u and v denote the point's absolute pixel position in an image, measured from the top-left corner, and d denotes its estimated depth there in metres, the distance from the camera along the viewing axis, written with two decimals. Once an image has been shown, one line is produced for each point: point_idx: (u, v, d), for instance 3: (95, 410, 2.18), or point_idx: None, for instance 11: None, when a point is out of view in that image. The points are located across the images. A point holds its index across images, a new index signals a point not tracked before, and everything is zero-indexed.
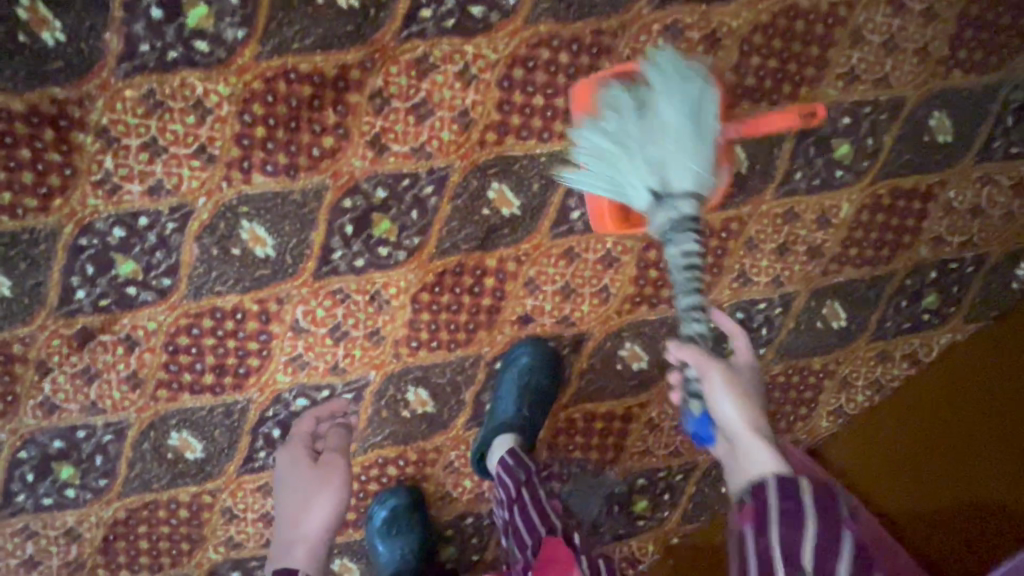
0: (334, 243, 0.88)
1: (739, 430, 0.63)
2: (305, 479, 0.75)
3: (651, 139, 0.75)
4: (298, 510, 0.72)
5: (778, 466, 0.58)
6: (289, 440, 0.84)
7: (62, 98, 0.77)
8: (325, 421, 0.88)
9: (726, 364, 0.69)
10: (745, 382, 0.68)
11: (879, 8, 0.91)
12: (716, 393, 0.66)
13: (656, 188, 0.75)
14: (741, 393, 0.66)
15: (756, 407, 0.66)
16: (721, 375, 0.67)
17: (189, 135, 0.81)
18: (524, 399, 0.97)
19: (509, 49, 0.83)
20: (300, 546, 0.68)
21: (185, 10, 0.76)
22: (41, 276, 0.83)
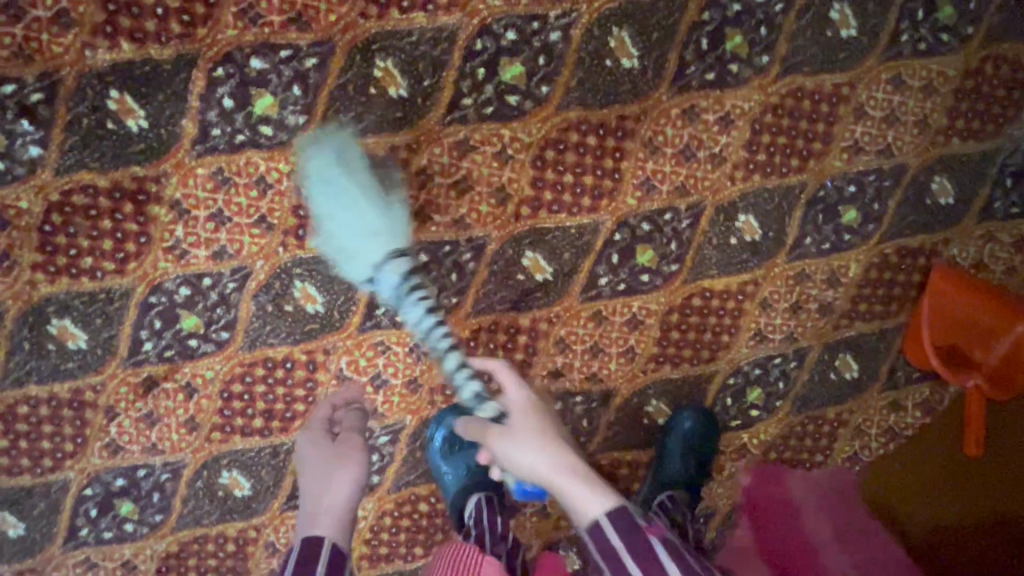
0: (378, 301, 0.97)
1: (544, 480, 0.73)
2: (326, 456, 0.89)
3: (351, 208, 0.87)
4: (323, 483, 0.84)
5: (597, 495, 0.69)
6: (308, 428, 0.96)
7: (142, 175, 0.86)
8: (341, 408, 0.98)
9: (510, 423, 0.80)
10: (531, 426, 0.80)
11: (879, 86, 1.00)
12: (507, 454, 0.77)
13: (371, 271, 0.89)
14: (530, 441, 0.76)
15: (553, 444, 0.76)
16: (496, 444, 0.79)
17: (252, 207, 0.90)
18: (690, 459, 1.08)
19: (542, 132, 0.94)
20: (324, 518, 0.79)
21: (253, 100, 0.86)
22: (114, 331, 0.92)
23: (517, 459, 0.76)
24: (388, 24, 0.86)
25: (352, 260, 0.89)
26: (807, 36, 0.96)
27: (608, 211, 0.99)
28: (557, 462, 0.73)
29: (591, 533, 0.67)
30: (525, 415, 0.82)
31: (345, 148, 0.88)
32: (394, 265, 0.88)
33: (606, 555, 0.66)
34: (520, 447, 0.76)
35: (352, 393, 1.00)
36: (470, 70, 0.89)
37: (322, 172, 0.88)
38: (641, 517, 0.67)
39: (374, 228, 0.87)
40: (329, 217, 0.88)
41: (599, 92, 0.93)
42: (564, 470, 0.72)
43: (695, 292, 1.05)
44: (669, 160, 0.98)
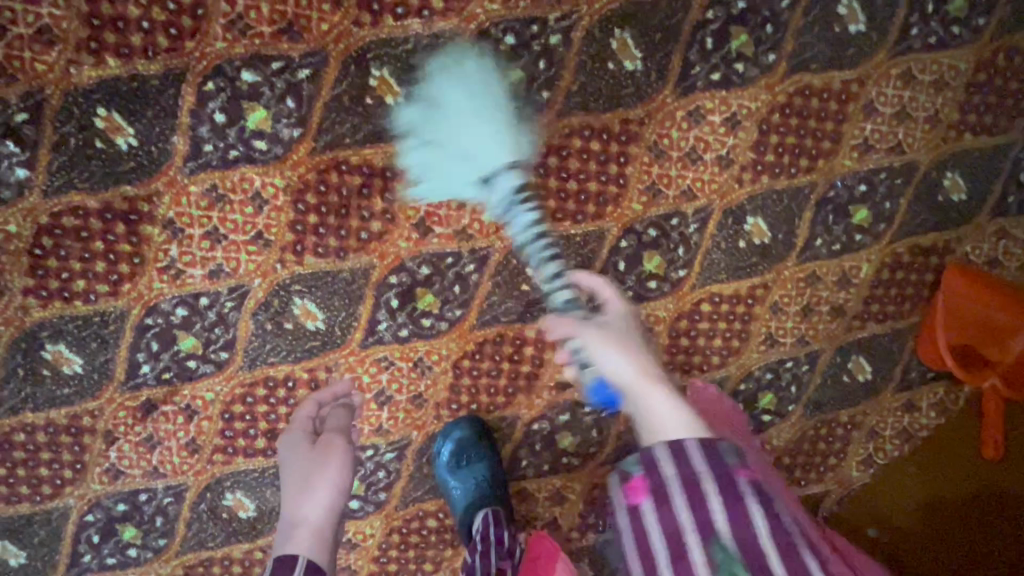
0: (380, 316, 0.94)
1: (628, 379, 0.70)
2: (306, 460, 0.84)
3: (454, 124, 0.83)
4: (301, 490, 0.80)
5: (678, 418, 0.65)
6: (290, 430, 0.91)
7: (133, 195, 0.84)
8: (327, 405, 0.94)
9: (598, 325, 0.77)
10: (616, 335, 0.76)
11: (889, 82, 0.97)
12: (599, 350, 0.73)
13: (479, 176, 0.83)
14: (619, 345, 0.74)
15: (646, 360, 0.73)
16: (595, 337, 0.74)
17: (248, 224, 0.87)
18: None
19: (545, 139, 0.91)
20: (301, 529, 0.75)
21: (246, 114, 0.83)
22: (110, 354, 0.90)
23: (606, 357, 0.72)
24: (383, 31, 0.83)
25: (431, 176, 0.88)
26: (814, 33, 0.93)
27: (614, 217, 0.96)
28: (637, 370, 0.71)
29: (669, 450, 0.60)
30: (605, 328, 0.77)
31: (461, 73, 0.85)
32: (509, 173, 0.83)
33: (683, 479, 0.59)
34: (612, 347, 0.73)
35: (341, 387, 0.96)
36: (469, 77, 0.86)
37: (440, 99, 0.85)
38: (733, 455, 0.60)
39: (495, 145, 0.83)
40: (430, 145, 0.86)
41: (602, 95, 0.90)
42: (657, 383, 0.69)
43: (704, 297, 1.03)
44: (674, 163, 0.95)
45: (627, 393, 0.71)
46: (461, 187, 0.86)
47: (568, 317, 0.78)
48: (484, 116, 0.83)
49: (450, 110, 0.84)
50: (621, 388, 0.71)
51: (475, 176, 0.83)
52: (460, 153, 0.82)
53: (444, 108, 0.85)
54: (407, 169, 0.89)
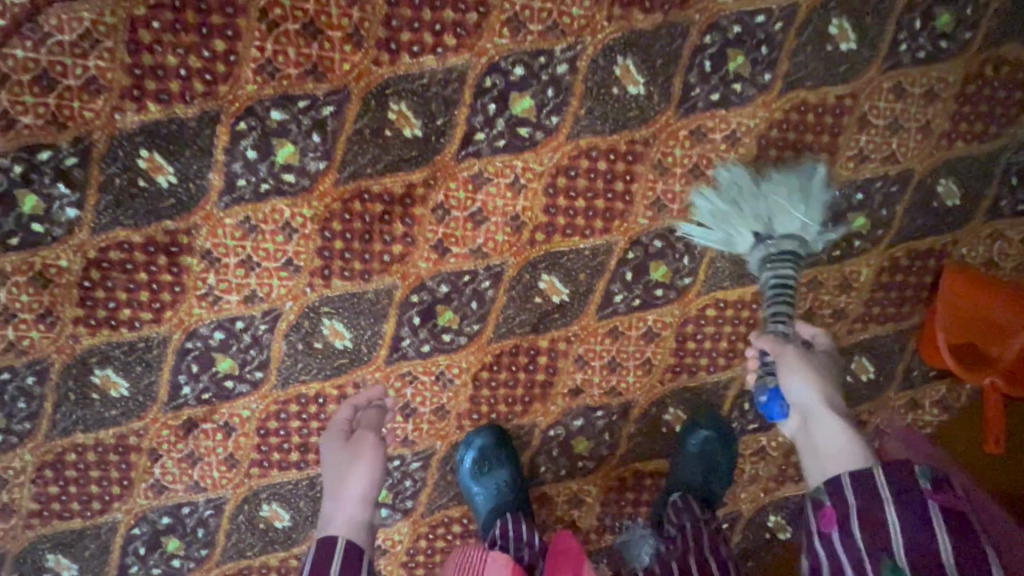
0: (403, 333, 1.00)
1: (811, 407, 0.78)
2: (341, 456, 0.87)
3: (760, 198, 0.98)
4: (339, 482, 0.82)
5: (845, 435, 0.73)
6: (328, 430, 0.95)
7: (173, 228, 0.90)
8: (362, 407, 0.97)
9: (798, 349, 0.86)
10: (818, 365, 0.85)
11: (881, 96, 1.01)
12: (790, 374, 0.83)
13: (759, 232, 0.97)
14: (817, 376, 0.82)
15: (831, 391, 0.80)
16: (795, 360, 0.84)
17: (279, 251, 0.93)
18: (699, 463, 1.08)
19: (554, 161, 0.96)
20: (339, 517, 0.77)
21: (275, 149, 0.89)
22: (154, 377, 0.96)
23: (802, 381, 0.81)
24: (401, 68, 0.88)
25: (724, 222, 0.99)
26: (808, 52, 0.98)
27: (621, 232, 1.01)
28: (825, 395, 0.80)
29: (855, 484, 0.68)
30: (809, 360, 0.84)
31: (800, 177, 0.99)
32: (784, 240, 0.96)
33: (862, 511, 0.66)
34: (806, 375, 0.82)
35: (374, 393, 0.99)
36: (482, 106, 0.92)
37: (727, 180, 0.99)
38: (925, 479, 0.66)
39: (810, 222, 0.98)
40: (727, 206, 0.99)
41: (608, 118, 0.96)
42: (835, 411, 0.77)
43: (709, 304, 1.07)
44: (678, 179, 1.00)
45: (804, 416, 0.79)
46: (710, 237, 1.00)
47: (769, 339, 0.89)
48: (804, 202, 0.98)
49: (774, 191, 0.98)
50: (799, 412, 0.80)
51: (754, 229, 0.98)
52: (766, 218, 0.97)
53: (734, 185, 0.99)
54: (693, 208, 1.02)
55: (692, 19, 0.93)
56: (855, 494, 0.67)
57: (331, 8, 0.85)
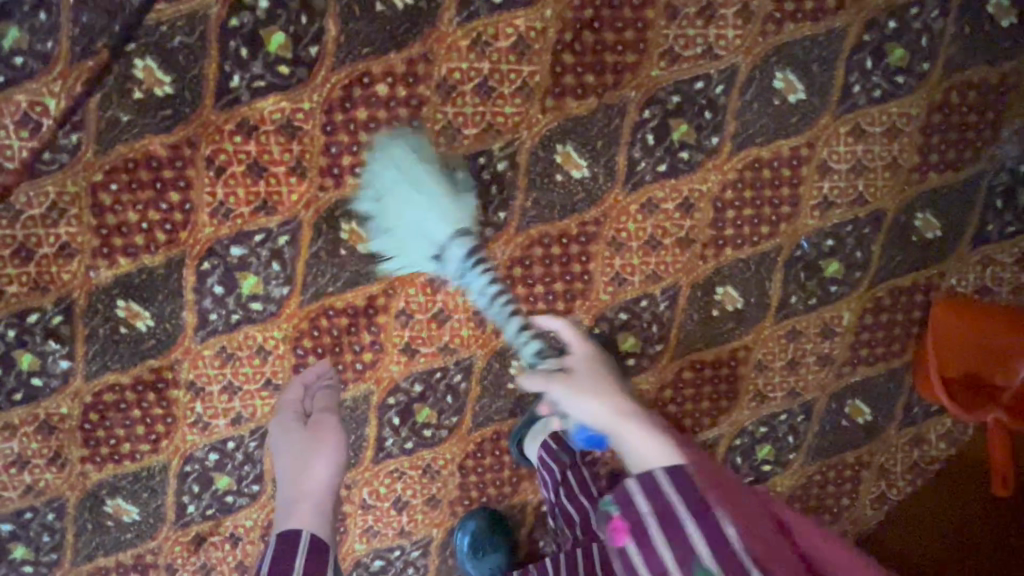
0: (385, 433, 1.03)
1: (610, 424, 0.62)
2: (299, 442, 0.80)
3: (401, 214, 0.86)
4: (300, 466, 0.76)
5: (660, 444, 0.57)
6: (279, 412, 0.87)
7: (158, 366, 0.96)
8: (312, 388, 0.91)
9: (563, 372, 0.69)
10: (594, 379, 0.67)
11: (839, 140, 0.98)
12: (569, 403, 0.66)
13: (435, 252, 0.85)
14: (595, 388, 0.66)
15: (618, 395, 0.65)
16: (564, 388, 0.67)
17: (258, 373, 0.98)
18: None
19: (508, 253, 0.97)
20: (303, 505, 0.71)
21: (240, 282, 0.93)
22: (160, 500, 1.02)
23: (582, 408, 0.65)
24: (346, 191, 0.91)
25: (407, 250, 0.88)
26: (755, 109, 0.96)
27: (584, 309, 1.01)
28: (619, 411, 0.62)
29: (668, 479, 0.53)
30: (591, 370, 0.69)
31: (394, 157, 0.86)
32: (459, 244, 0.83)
33: (653, 518, 0.52)
34: (589, 393, 0.66)
35: (323, 369, 0.94)
36: None
37: (384, 152, 0.88)
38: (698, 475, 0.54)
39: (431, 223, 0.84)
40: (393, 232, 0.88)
41: (556, 206, 0.96)
42: (638, 421, 0.61)
43: (686, 366, 1.06)
44: (636, 253, 0.99)
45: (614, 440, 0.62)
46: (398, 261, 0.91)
47: (538, 373, 0.70)
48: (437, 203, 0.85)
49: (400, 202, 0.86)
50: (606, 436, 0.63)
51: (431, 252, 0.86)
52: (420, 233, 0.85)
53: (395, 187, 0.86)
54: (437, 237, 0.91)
55: (628, 97, 0.93)
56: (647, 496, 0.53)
57: (273, 146, 0.88)
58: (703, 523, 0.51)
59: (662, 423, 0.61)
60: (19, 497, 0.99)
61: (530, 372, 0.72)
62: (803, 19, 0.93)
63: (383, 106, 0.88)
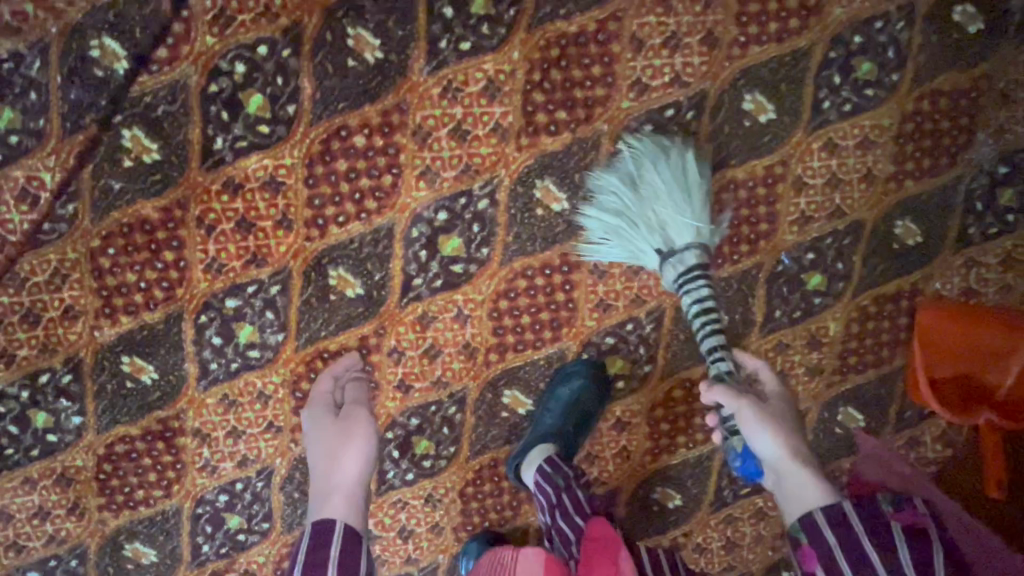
0: (386, 466, 1.06)
1: (780, 466, 0.79)
2: (333, 433, 0.90)
3: (647, 207, 0.92)
4: (333, 460, 0.86)
5: (819, 489, 0.75)
6: (312, 404, 0.96)
7: (164, 416, 1.00)
8: (343, 378, 0.98)
9: (756, 403, 0.83)
10: (776, 416, 0.83)
11: (813, 156, 0.99)
12: (754, 433, 0.82)
13: (663, 248, 0.91)
14: (777, 427, 0.81)
15: (791, 435, 0.82)
16: (753, 415, 0.82)
17: (260, 417, 1.02)
18: (571, 417, 1.01)
19: (492, 287, 0.99)
20: (336, 496, 0.81)
21: (236, 332, 0.97)
22: (176, 541, 1.06)
23: (767, 441, 0.81)
24: (332, 239, 0.94)
25: (630, 239, 0.94)
26: (726, 131, 0.97)
27: (572, 336, 1.03)
28: (793, 451, 0.80)
29: (829, 518, 0.73)
30: (763, 413, 0.83)
31: (668, 161, 0.92)
32: (685, 254, 0.89)
33: (843, 540, 0.71)
34: (773, 429, 0.81)
35: (352, 361, 0.99)
36: (414, 254, 0.96)
37: (638, 150, 0.94)
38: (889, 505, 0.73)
39: (681, 220, 0.91)
40: (625, 218, 0.94)
41: (537, 239, 0.98)
42: (804, 463, 0.79)
43: (677, 384, 1.08)
44: (618, 278, 1.01)
45: (774, 474, 0.80)
46: (614, 251, 0.97)
47: (727, 389, 0.85)
48: (686, 203, 0.91)
49: (649, 198, 0.92)
50: (772, 472, 0.80)
51: (657, 246, 0.92)
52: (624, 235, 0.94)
53: (619, 190, 0.94)
54: (584, 229, 0.98)
55: (600, 130, 0.95)
56: (829, 525, 0.72)
57: (259, 202, 0.92)
58: (873, 539, 0.70)
59: (818, 469, 0.79)
60: (43, 546, 1.03)
61: (722, 387, 0.84)
62: (768, 41, 0.94)
63: (362, 156, 0.91)
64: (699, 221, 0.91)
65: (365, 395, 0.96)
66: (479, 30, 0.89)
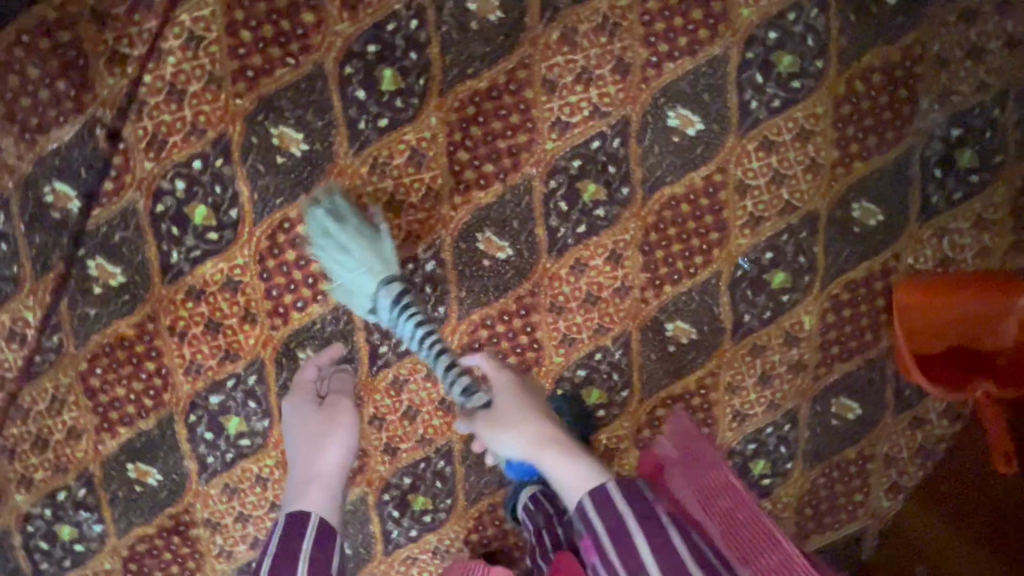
0: (389, 526, 1.09)
1: (534, 458, 0.85)
2: (318, 420, 0.93)
3: (334, 271, 0.91)
4: (314, 449, 0.90)
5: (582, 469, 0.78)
6: (293, 390, 0.97)
7: (175, 511, 1.06)
8: (327, 367, 0.99)
9: (484, 411, 0.91)
10: (510, 410, 0.90)
11: (750, 158, 0.98)
12: (499, 439, 0.89)
13: (370, 305, 0.91)
14: (516, 421, 0.88)
15: (532, 424, 0.88)
16: (489, 429, 0.90)
17: (262, 499, 1.06)
18: None
19: (456, 341, 1.02)
20: (316, 485, 0.85)
21: (225, 424, 1.02)
22: None
23: (567, 474, 0.78)
24: (295, 324, 0.99)
25: (353, 297, 0.92)
26: (657, 151, 0.97)
27: (543, 375, 1.04)
28: (537, 440, 0.85)
29: (594, 500, 0.71)
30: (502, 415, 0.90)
31: (317, 215, 0.92)
32: (388, 289, 0.88)
33: (609, 527, 0.68)
34: (508, 425, 0.88)
35: (335, 352, 0.99)
36: (375, 324, 1.00)
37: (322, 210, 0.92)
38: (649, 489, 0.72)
39: (353, 276, 0.90)
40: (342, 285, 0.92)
41: (489, 288, 1.00)
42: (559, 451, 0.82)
43: (659, 404, 1.07)
44: (578, 311, 1.02)
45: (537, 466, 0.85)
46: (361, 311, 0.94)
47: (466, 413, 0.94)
48: (353, 252, 0.90)
49: (345, 238, 0.90)
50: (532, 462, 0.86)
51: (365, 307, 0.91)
52: (349, 296, 0.91)
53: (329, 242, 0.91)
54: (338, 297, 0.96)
55: (530, 174, 0.96)
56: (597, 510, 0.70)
57: (222, 303, 0.97)
58: (648, 532, 0.67)
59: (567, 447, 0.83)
60: None
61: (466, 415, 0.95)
62: (681, 56, 0.94)
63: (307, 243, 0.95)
64: (371, 264, 0.89)
65: (350, 385, 0.99)
66: (393, 105, 0.92)
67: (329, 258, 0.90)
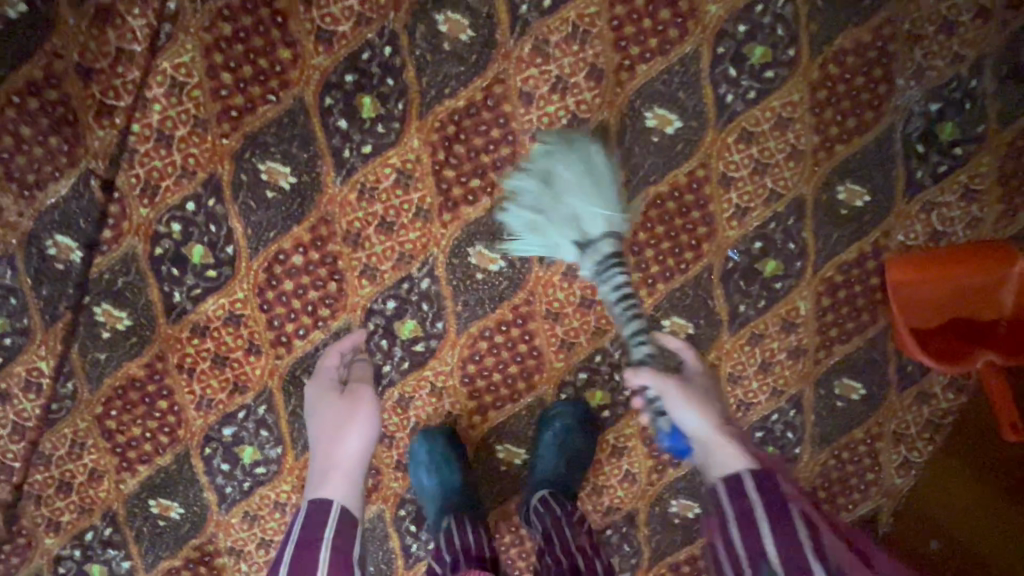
0: (408, 541, 1.11)
1: (707, 437, 0.80)
2: (339, 407, 0.94)
3: (560, 199, 0.90)
4: (335, 438, 0.91)
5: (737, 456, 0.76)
6: (315, 376, 0.99)
7: (199, 542, 1.09)
8: (348, 354, 1.00)
9: (677, 381, 0.87)
10: (698, 393, 0.87)
11: (731, 150, 0.99)
12: (679, 408, 0.85)
13: (578, 239, 0.90)
14: (699, 403, 0.85)
15: (710, 409, 0.85)
16: (676, 393, 0.86)
17: (281, 524, 1.09)
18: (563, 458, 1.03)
19: (457, 355, 1.04)
20: (337, 473, 0.86)
21: (240, 454, 1.05)
22: None
23: (717, 449, 0.78)
24: (298, 351, 1.01)
25: (552, 228, 0.91)
26: (637, 152, 0.98)
27: (545, 381, 1.06)
28: (712, 422, 0.82)
29: (730, 489, 0.73)
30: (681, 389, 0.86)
31: (575, 157, 0.91)
32: (605, 240, 0.88)
33: (741, 513, 0.71)
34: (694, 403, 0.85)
35: (357, 337, 1.00)
36: (376, 345, 1.02)
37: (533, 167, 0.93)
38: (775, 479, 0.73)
39: (584, 207, 0.89)
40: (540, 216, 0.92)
41: (485, 300, 1.02)
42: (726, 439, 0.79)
43: None
44: (574, 316, 1.04)
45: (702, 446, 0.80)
46: (534, 246, 0.94)
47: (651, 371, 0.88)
48: (595, 191, 0.89)
49: (561, 187, 0.90)
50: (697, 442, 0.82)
51: (573, 238, 0.90)
52: (568, 220, 0.89)
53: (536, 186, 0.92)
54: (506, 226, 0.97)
55: None
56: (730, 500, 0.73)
57: (226, 337, 0.99)
58: (778, 528, 0.69)
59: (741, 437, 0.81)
60: None
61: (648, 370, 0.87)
62: (653, 57, 0.95)
63: (304, 272, 0.98)
64: (610, 209, 0.89)
65: (370, 374, 1.00)
66: (375, 132, 0.94)
67: (567, 185, 0.89)
